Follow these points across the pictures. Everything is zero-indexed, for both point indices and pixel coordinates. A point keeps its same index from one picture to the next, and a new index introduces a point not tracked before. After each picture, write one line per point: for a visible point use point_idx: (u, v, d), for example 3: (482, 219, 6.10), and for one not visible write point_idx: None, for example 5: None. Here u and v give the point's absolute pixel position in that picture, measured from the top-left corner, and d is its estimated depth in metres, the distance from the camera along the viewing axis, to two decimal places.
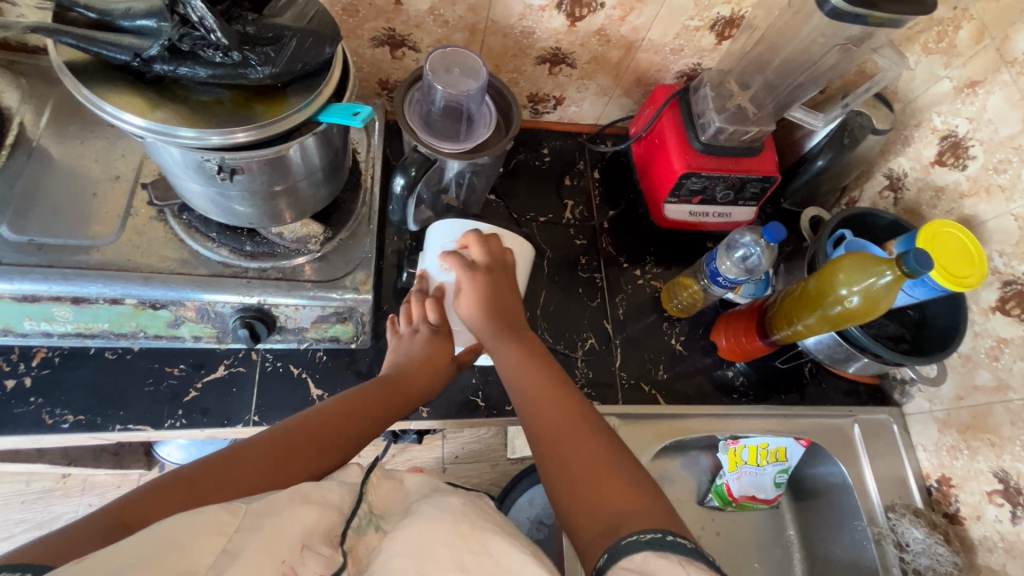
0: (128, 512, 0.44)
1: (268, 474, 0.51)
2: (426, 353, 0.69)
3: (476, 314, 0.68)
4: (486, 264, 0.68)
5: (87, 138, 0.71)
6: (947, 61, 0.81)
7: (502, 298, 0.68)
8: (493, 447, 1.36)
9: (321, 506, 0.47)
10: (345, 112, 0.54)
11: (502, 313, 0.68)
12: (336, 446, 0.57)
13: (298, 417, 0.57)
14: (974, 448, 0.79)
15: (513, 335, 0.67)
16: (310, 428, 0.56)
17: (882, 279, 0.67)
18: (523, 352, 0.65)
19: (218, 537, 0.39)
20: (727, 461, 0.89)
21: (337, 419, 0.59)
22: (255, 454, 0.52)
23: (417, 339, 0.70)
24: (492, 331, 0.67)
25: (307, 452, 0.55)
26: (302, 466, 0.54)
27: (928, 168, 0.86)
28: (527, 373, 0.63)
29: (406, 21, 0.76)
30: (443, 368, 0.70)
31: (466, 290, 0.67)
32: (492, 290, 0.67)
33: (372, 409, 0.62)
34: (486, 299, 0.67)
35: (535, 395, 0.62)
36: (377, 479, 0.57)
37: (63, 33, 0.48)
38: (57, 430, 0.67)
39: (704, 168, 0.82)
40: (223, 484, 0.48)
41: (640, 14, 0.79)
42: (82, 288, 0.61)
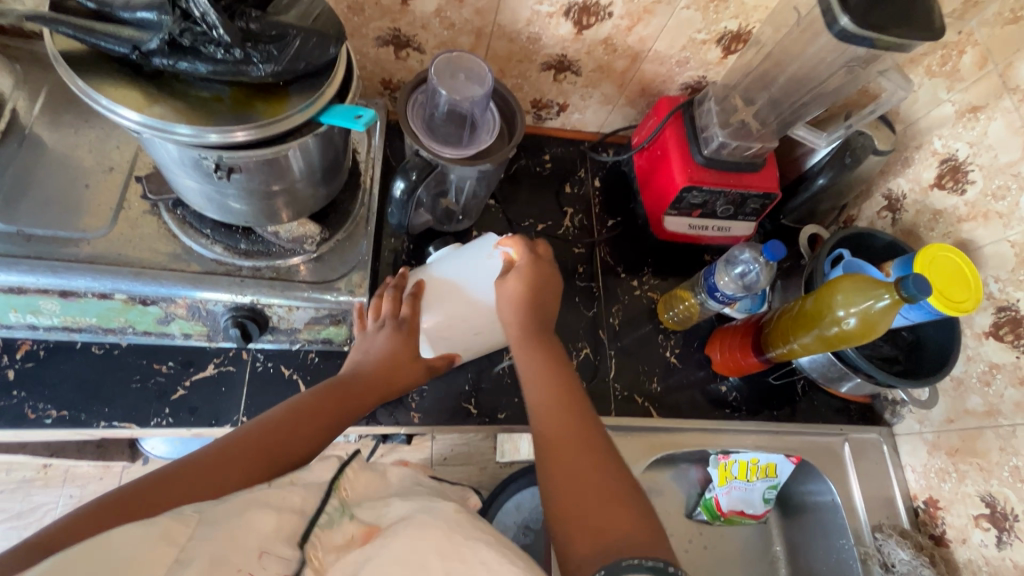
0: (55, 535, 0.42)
1: (199, 491, 0.48)
2: (385, 351, 0.64)
3: (518, 298, 0.64)
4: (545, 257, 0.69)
5: (82, 127, 0.70)
6: (950, 85, 0.81)
7: (546, 293, 0.67)
8: (482, 450, 1.36)
9: (276, 510, 0.45)
10: (349, 115, 0.53)
11: (540, 308, 0.66)
12: (277, 459, 0.53)
13: (243, 427, 0.54)
14: (963, 471, 0.80)
15: (541, 334, 0.65)
16: (249, 439, 0.53)
17: (879, 302, 0.67)
18: (547, 354, 0.64)
19: (169, 548, 0.38)
20: (717, 475, 0.88)
21: (282, 430, 0.55)
22: (190, 469, 0.49)
23: (379, 338, 0.65)
24: (529, 325, 0.64)
25: (247, 463, 0.51)
26: (237, 476, 0.50)
27: (927, 190, 0.86)
28: (543, 378, 0.62)
29: (412, 22, 0.75)
30: (401, 373, 0.64)
31: (520, 271, 0.65)
32: (541, 281, 0.66)
33: (321, 413, 0.58)
34: (536, 289, 0.65)
35: (548, 401, 0.60)
36: (353, 473, 0.57)
37: (61, 23, 0.47)
38: (40, 425, 0.66)
39: (705, 182, 0.82)
40: (157, 502, 0.46)
41: (647, 25, 0.78)
42: (70, 281, 0.59)
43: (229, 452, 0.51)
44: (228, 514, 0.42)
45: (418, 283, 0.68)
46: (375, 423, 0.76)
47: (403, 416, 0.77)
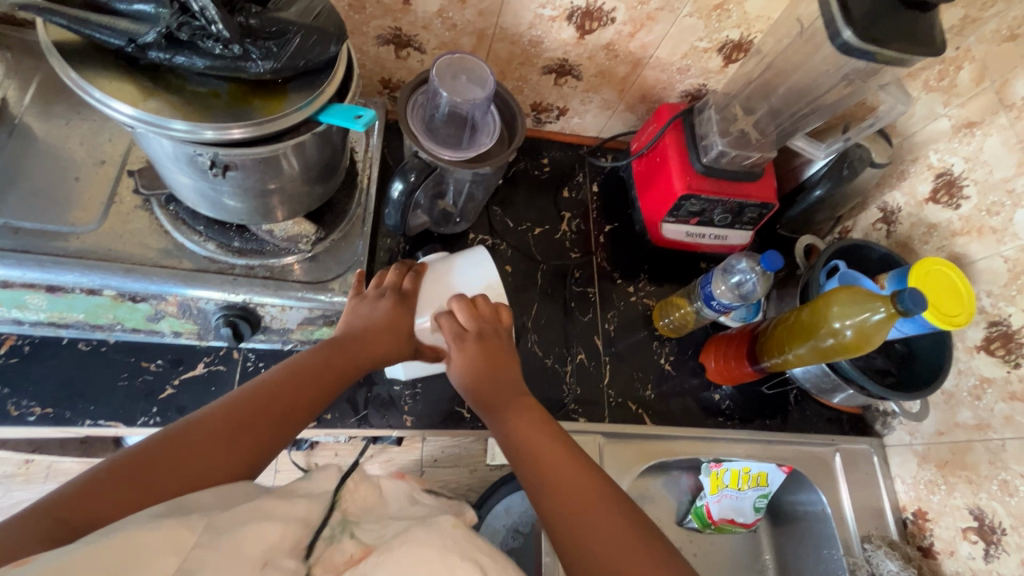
0: (68, 510, 0.41)
1: (216, 463, 0.47)
2: (386, 317, 0.63)
3: (473, 386, 0.64)
4: (473, 330, 0.64)
5: (73, 118, 0.69)
6: (947, 100, 0.82)
7: (496, 366, 0.64)
8: (472, 452, 1.35)
9: (282, 522, 0.45)
10: (347, 115, 0.53)
11: (496, 385, 0.63)
12: (287, 419, 0.53)
13: (242, 390, 0.53)
14: (952, 484, 0.80)
15: (514, 404, 0.62)
16: (252, 403, 0.52)
17: (875, 315, 0.67)
18: (528, 424, 0.60)
19: (173, 557, 0.36)
20: (709, 484, 0.89)
21: (285, 391, 0.54)
22: (198, 439, 0.47)
23: (380, 305, 0.64)
24: (492, 408, 0.62)
25: (256, 428, 0.51)
26: (249, 443, 0.50)
27: (922, 204, 0.87)
28: (531, 448, 0.57)
29: (413, 21, 0.75)
30: (399, 337, 0.64)
31: (457, 358, 0.64)
32: (482, 349, 0.64)
33: (325, 377, 0.57)
34: (480, 368, 0.64)
35: (540, 472, 0.55)
36: (353, 485, 0.55)
37: (53, 12, 0.46)
38: (23, 422, 0.65)
39: (703, 191, 0.82)
40: (175, 472, 0.45)
41: (649, 31, 0.78)
42: (57, 276, 0.58)
43: (236, 415, 0.50)
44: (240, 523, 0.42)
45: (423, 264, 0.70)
46: (367, 425, 0.75)
47: (395, 419, 0.76)
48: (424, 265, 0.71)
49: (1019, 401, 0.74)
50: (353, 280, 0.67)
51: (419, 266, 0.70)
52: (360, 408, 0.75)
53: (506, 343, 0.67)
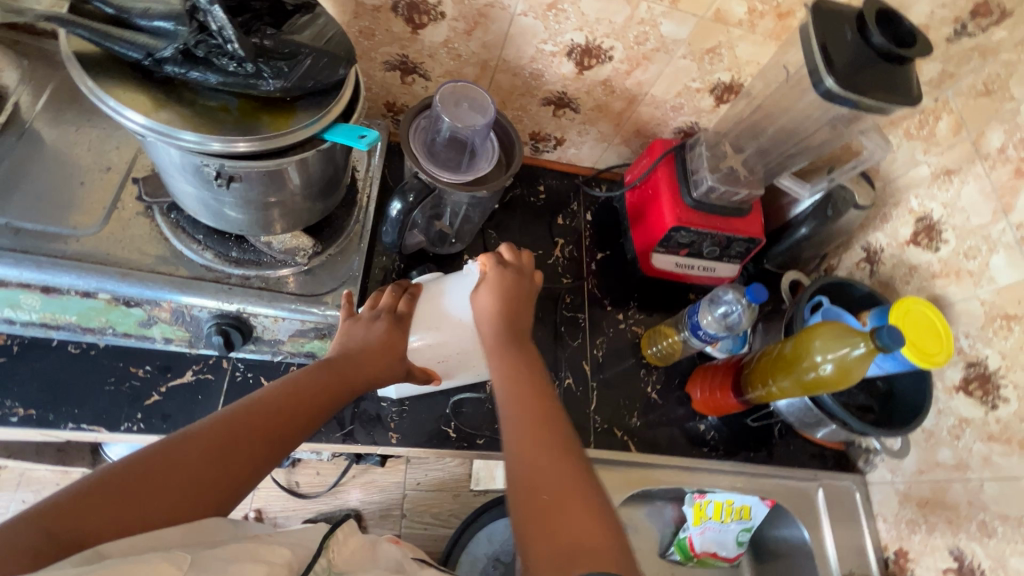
0: (53, 524, 0.40)
1: (209, 485, 0.47)
2: (381, 340, 0.63)
3: (491, 311, 0.65)
4: (515, 267, 0.69)
5: (83, 125, 0.70)
6: (926, 148, 0.85)
7: (519, 301, 0.67)
8: (456, 476, 1.34)
9: (267, 564, 0.44)
10: (351, 133, 0.55)
11: (516, 317, 0.66)
12: (280, 442, 0.53)
13: (236, 406, 0.52)
14: (932, 524, 0.81)
15: (519, 339, 0.65)
16: (248, 421, 0.51)
17: (856, 350, 0.69)
18: (523, 361, 0.63)
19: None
20: (692, 515, 0.89)
21: (282, 413, 0.54)
22: (188, 457, 0.47)
23: (375, 329, 0.64)
24: (501, 332, 0.64)
25: (250, 449, 0.50)
26: (243, 464, 0.49)
27: (903, 246, 0.90)
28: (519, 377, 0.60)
29: (420, 50, 0.78)
30: (390, 362, 0.64)
31: (490, 282, 0.66)
32: (512, 289, 0.67)
33: (319, 399, 0.57)
34: (507, 296, 0.66)
35: (522, 402, 0.58)
36: (341, 537, 0.56)
37: (78, 26, 0.48)
38: (4, 423, 0.64)
39: (693, 224, 0.84)
40: (165, 493, 0.45)
41: (645, 70, 0.82)
42: (53, 277, 0.58)
43: (231, 432, 0.50)
44: (226, 561, 0.42)
45: (416, 285, 0.72)
46: (352, 441, 0.74)
47: (381, 436, 0.76)
48: (418, 286, 0.72)
49: (997, 441, 0.75)
50: (345, 295, 0.67)
51: (414, 288, 0.71)
52: (346, 424, 0.75)
53: (531, 292, 0.70)
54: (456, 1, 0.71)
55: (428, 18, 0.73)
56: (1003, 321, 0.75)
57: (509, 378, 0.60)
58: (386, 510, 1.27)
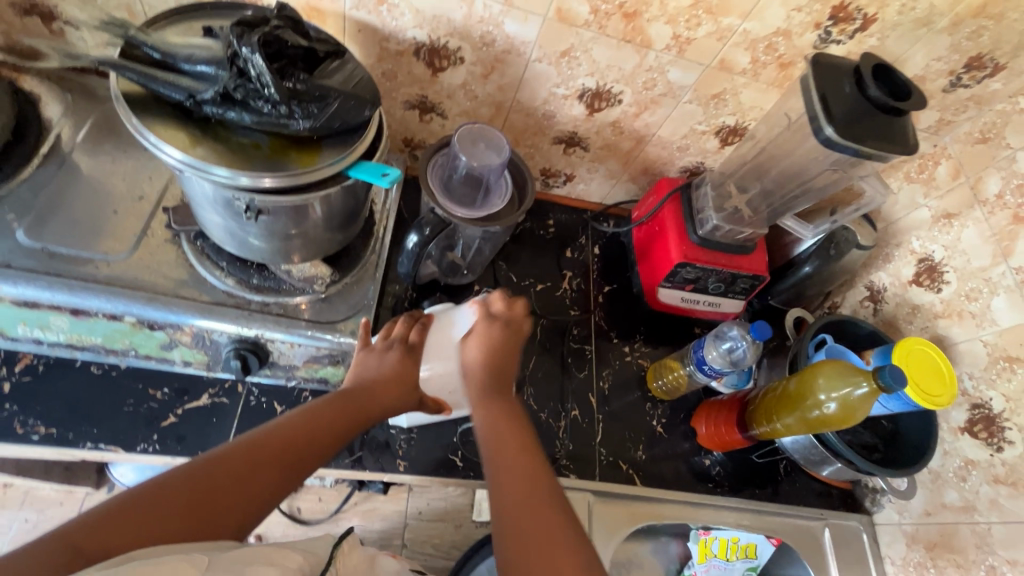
0: (80, 541, 0.42)
1: (228, 507, 0.48)
2: (392, 369, 0.65)
3: (478, 362, 0.65)
4: (504, 317, 0.68)
5: (119, 156, 0.74)
6: (927, 191, 0.88)
7: (508, 354, 0.67)
8: (458, 506, 1.33)
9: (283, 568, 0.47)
10: (375, 171, 0.58)
11: (501, 372, 0.65)
12: (297, 468, 0.54)
13: (254, 433, 0.54)
14: (940, 567, 0.80)
15: (505, 395, 0.64)
16: (265, 447, 0.53)
17: (858, 390, 0.70)
18: (509, 416, 0.62)
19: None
20: (697, 552, 0.89)
21: (299, 437, 0.55)
22: (211, 481, 0.49)
23: (388, 357, 0.66)
24: (487, 388, 0.64)
25: (266, 474, 0.52)
26: (263, 486, 0.51)
27: (906, 286, 0.91)
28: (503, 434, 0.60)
29: (439, 91, 0.82)
30: (402, 392, 0.65)
31: (477, 334, 0.66)
32: (500, 343, 0.66)
33: (335, 428, 0.59)
34: (496, 351, 0.65)
35: (505, 463, 0.57)
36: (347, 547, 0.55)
37: (129, 69, 0.53)
38: (26, 441, 0.66)
39: (699, 260, 0.86)
40: (190, 513, 0.46)
41: (653, 113, 0.85)
42: (84, 301, 0.61)
43: (248, 455, 0.51)
44: (243, 563, 0.44)
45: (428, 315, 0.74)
46: (361, 467, 0.75)
47: (389, 463, 0.77)
48: (429, 316, 0.74)
49: (1003, 484, 0.75)
50: (361, 324, 0.69)
51: (425, 317, 0.73)
52: (355, 450, 0.76)
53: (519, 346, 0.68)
54: (475, 48, 0.75)
55: (448, 62, 0.77)
56: (1006, 363, 0.76)
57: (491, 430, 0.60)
58: (386, 540, 1.26)
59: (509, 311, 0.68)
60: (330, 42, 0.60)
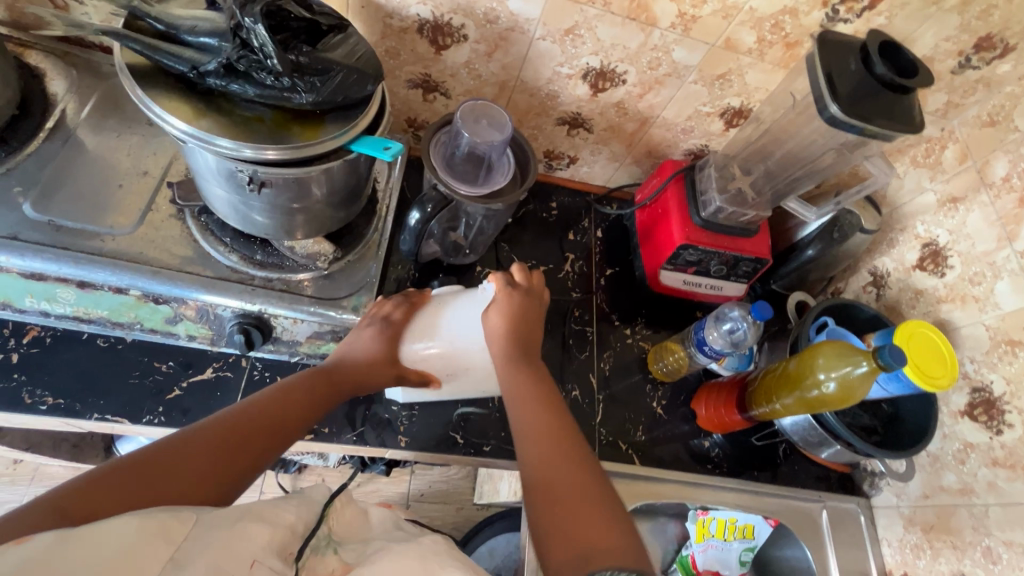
0: (70, 503, 0.45)
1: (217, 470, 0.52)
2: (366, 352, 0.66)
3: (501, 331, 0.66)
4: (523, 286, 0.70)
5: (123, 132, 0.74)
6: (933, 175, 0.87)
7: (529, 320, 0.69)
8: (459, 488, 1.35)
9: (270, 526, 0.50)
10: (377, 145, 0.58)
11: (525, 339, 0.68)
12: (279, 437, 0.58)
13: (235, 408, 0.57)
14: (937, 549, 0.81)
15: (529, 361, 0.67)
16: (246, 419, 0.56)
17: (858, 369, 0.70)
18: (534, 380, 0.66)
19: (166, 546, 0.41)
20: (695, 531, 0.91)
21: (278, 409, 0.59)
22: (196, 447, 0.52)
23: (364, 334, 0.68)
24: (513, 355, 0.66)
25: (248, 444, 0.55)
26: (245, 454, 0.54)
27: (909, 271, 0.91)
28: (530, 399, 0.64)
29: (442, 70, 0.82)
30: (379, 371, 0.67)
31: (499, 305, 0.66)
32: (521, 309, 0.68)
33: (313, 400, 0.63)
34: (518, 321, 0.67)
35: (534, 424, 0.62)
36: (341, 504, 0.64)
37: (128, 38, 0.52)
38: (33, 411, 0.67)
39: (701, 242, 0.86)
40: (175, 475, 0.49)
41: (657, 94, 0.85)
42: (89, 273, 0.62)
43: (231, 428, 0.54)
44: (230, 522, 0.47)
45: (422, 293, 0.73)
46: (363, 443, 0.76)
47: (390, 439, 0.78)
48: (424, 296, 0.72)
49: (1001, 466, 0.75)
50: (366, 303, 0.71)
51: (418, 297, 0.72)
52: (357, 425, 0.77)
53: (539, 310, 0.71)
54: (479, 25, 0.75)
55: (451, 40, 0.77)
56: (1008, 347, 0.76)
57: (517, 397, 0.64)
58: None
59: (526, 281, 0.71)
60: (333, 16, 0.60)
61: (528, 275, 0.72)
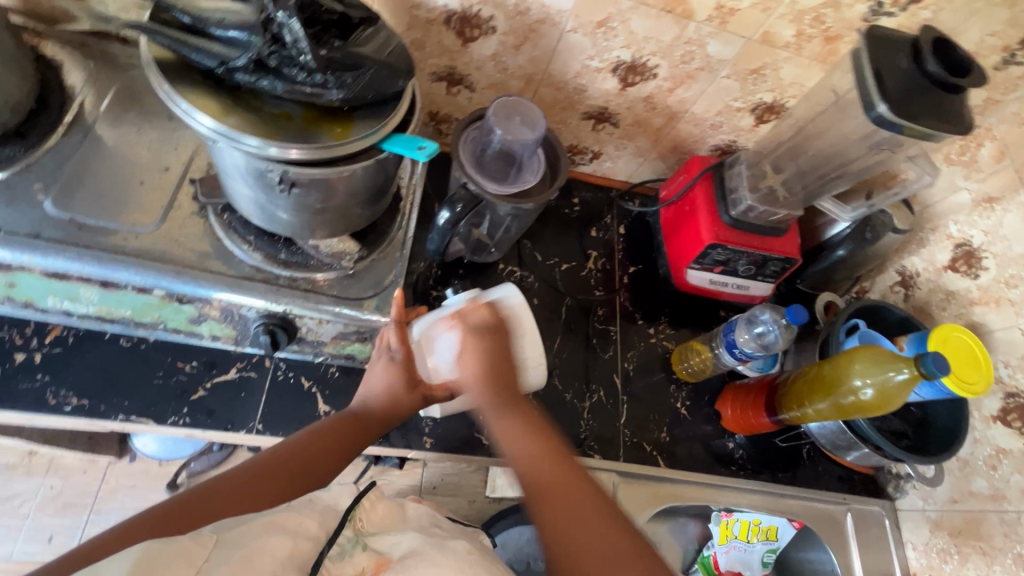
0: (106, 544, 0.47)
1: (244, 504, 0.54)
2: (386, 386, 0.65)
3: (474, 377, 0.59)
4: (492, 326, 0.62)
5: (143, 127, 0.72)
6: (967, 174, 0.84)
7: (503, 360, 0.60)
8: (471, 481, 1.34)
9: (292, 536, 0.51)
10: (409, 144, 0.56)
11: (503, 380, 0.59)
12: (306, 478, 0.58)
13: (269, 450, 0.59)
14: (965, 554, 0.80)
15: (512, 403, 0.58)
16: (275, 461, 0.57)
17: (897, 375, 0.68)
18: (524, 422, 0.57)
19: (187, 570, 0.41)
20: (718, 534, 0.89)
21: (305, 451, 0.59)
22: (224, 487, 0.54)
23: (378, 369, 0.66)
24: (492, 401, 0.58)
25: (275, 480, 0.56)
26: (269, 491, 0.55)
27: (941, 271, 0.89)
28: (523, 440, 0.56)
29: (468, 62, 0.79)
30: (403, 402, 0.66)
31: (468, 347, 0.60)
32: (490, 348, 0.60)
33: (340, 441, 0.62)
34: (492, 361, 0.59)
35: (532, 473, 0.54)
36: (370, 505, 0.64)
37: (159, 33, 0.51)
38: (58, 412, 0.66)
39: (730, 241, 0.84)
40: (204, 516, 0.51)
41: (688, 88, 0.83)
42: (112, 273, 0.60)
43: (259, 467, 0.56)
44: (251, 536, 0.47)
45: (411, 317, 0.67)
46: (387, 444, 0.75)
47: (415, 440, 0.77)
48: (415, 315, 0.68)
49: None
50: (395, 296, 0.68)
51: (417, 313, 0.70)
52: None
53: (508, 342, 0.63)
54: (509, 17, 0.72)
55: (479, 32, 0.74)
56: None
57: (510, 439, 0.56)
58: None
59: (493, 319, 0.63)
60: (364, 9, 0.58)
61: (495, 314, 0.63)
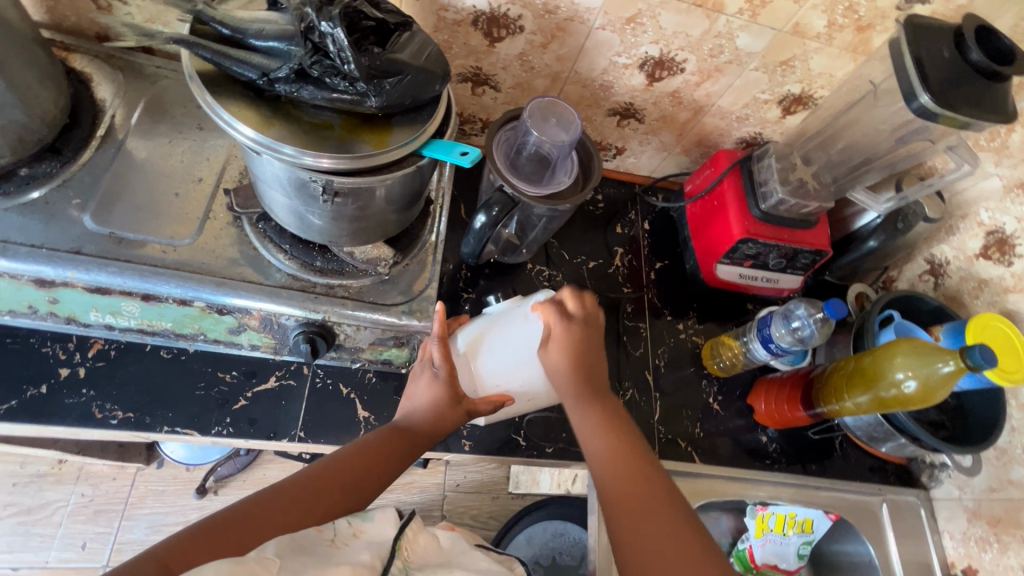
0: (171, 556, 0.46)
1: (300, 517, 0.54)
2: (431, 400, 0.65)
3: (561, 365, 0.65)
4: (581, 316, 0.67)
5: (175, 138, 0.72)
6: (998, 160, 0.82)
7: (590, 353, 0.67)
8: (494, 479, 1.35)
9: (351, 564, 0.52)
10: (451, 150, 0.56)
11: (587, 372, 0.66)
12: (355, 493, 0.58)
13: (317, 462, 0.59)
14: (1004, 542, 0.80)
15: (596, 398, 0.65)
16: (326, 476, 0.58)
17: (942, 368, 0.68)
18: (603, 415, 0.64)
19: None
20: (755, 527, 0.86)
21: (353, 468, 0.59)
22: (281, 506, 0.54)
23: (422, 385, 0.67)
24: (575, 391, 0.64)
25: (326, 495, 0.56)
26: (319, 506, 0.56)
27: (972, 259, 0.88)
28: (601, 441, 0.62)
29: (494, 62, 0.79)
30: (447, 416, 0.65)
31: (557, 338, 0.65)
32: (580, 342, 0.66)
33: (389, 458, 0.62)
34: (578, 351, 0.65)
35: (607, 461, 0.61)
36: (413, 534, 0.64)
37: (200, 46, 0.50)
38: (105, 425, 0.66)
39: (761, 236, 0.84)
40: (257, 532, 0.51)
41: (715, 82, 0.82)
42: (153, 286, 0.60)
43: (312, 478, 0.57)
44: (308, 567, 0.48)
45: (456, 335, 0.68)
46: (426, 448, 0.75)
47: (454, 443, 0.77)
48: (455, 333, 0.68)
49: None
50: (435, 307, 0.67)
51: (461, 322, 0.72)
52: None
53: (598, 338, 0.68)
54: (536, 16, 0.71)
55: (506, 32, 0.74)
56: None
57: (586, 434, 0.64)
58: (427, 512, 1.29)
59: (585, 310, 0.68)
60: (399, 14, 0.57)
61: (587, 304, 0.68)
